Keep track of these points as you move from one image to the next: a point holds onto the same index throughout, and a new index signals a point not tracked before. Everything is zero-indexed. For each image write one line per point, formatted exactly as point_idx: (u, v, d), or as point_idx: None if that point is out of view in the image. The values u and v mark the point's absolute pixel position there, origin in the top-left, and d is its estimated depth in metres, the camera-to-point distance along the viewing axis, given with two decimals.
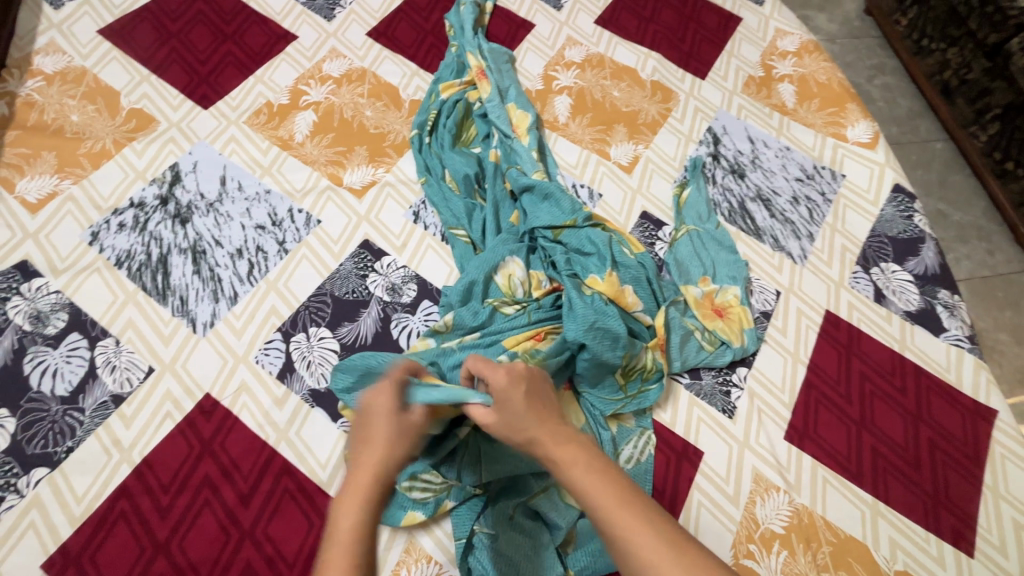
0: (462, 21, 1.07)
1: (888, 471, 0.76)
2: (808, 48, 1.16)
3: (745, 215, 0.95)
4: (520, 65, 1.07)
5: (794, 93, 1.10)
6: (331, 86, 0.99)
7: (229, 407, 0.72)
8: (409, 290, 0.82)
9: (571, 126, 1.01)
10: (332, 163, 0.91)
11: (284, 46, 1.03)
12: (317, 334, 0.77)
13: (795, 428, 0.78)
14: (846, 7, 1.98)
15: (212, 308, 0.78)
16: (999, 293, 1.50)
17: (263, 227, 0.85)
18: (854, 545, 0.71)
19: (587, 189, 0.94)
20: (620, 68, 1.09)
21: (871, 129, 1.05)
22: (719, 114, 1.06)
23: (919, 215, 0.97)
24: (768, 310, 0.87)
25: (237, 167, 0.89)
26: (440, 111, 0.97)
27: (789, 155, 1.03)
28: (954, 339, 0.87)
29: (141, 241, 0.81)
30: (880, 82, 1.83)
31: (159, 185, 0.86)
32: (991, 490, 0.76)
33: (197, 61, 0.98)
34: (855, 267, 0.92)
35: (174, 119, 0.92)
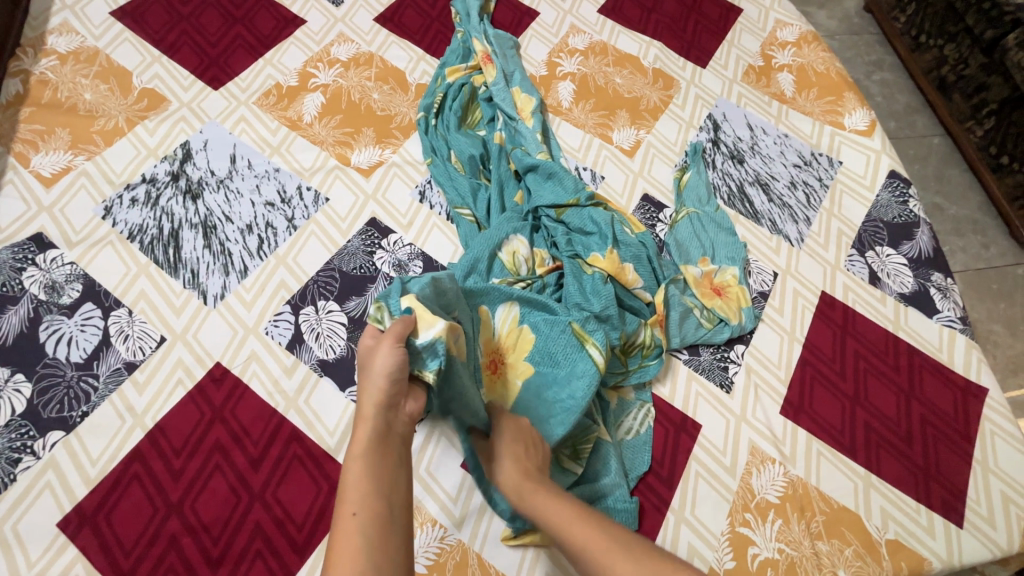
0: (468, 8, 1.09)
1: (881, 445, 0.79)
2: (807, 39, 1.18)
3: (744, 199, 0.97)
4: (525, 51, 1.08)
5: (792, 82, 1.12)
6: (339, 69, 1.01)
7: (240, 375, 0.74)
8: (415, 267, 0.84)
9: (575, 111, 1.03)
10: (340, 143, 0.93)
11: (293, 30, 1.05)
12: (325, 307, 0.79)
13: (790, 403, 0.80)
14: (846, 4, 2.00)
15: (222, 281, 0.79)
16: (994, 285, 1.52)
17: (273, 204, 0.86)
18: (847, 515, 0.73)
19: (590, 171, 0.96)
20: (622, 56, 1.10)
21: (868, 118, 1.07)
22: (719, 102, 1.08)
23: (913, 201, 0.99)
24: (765, 291, 0.88)
25: (246, 146, 0.91)
26: (446, 95, 0.99)
27: (787, 142, 1.05)
28: (947, 320, 0.89)
29: (154, 216, 0.83)
30: (879, 78, 1.85)
31: (171, 162, 0.88)
32: (980, 464, 0.78)
33: (207, 44, 1.00)
34: (850, 250, 0.94)
35: (185, 99, 0.94)
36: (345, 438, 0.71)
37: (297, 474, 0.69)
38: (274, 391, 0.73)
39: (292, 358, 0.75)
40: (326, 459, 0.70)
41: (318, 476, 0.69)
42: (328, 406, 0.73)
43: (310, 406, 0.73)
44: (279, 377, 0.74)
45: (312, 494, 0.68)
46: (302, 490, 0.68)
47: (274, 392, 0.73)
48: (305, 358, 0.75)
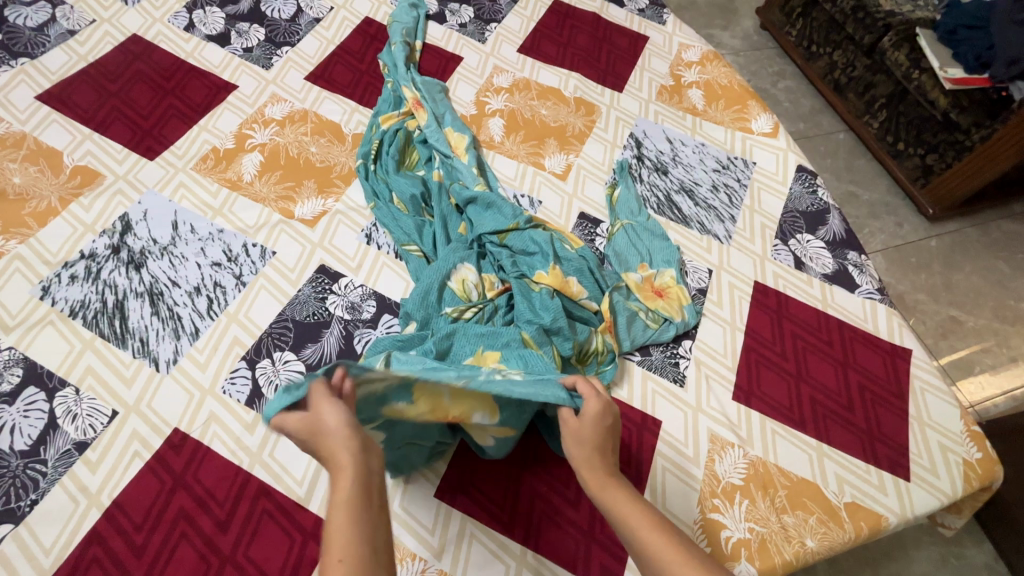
0: (395, 59, 1.15)
1: (828, 415, 0.84)
2: (708, 58, 1.30)
3: (673, 206, 1.04)
4: (453, 94, 1.15)
5: (701, 97, 1.23)
6: (275, 128, 1.04)
7: (200, 438, 0.72)
8: (368, 307, 0.85)
9: (507, 143, 1.09)
10: (283, 198, 0.95)
11: (225, 96, 1.08)
12: (282, 358, 0.80)
13: (741, 388, 0.85)
14: (744, 25, 2.20)
15: (174, 345, 0.79)
16: (912, 259, 1.66)
17: (219, 264, 0.87)
18: (807, 487, 0.77)
19: (528, 197, 1.02)
20: (545, 89, 1.19)
21: (771, 121, 1.18)
22: (638, 121, 1.17)
23: (822, 190, 1.09)
24: (703, 287, 0.95)
25: (188, 211, 0.92)
26: (382, 141, 1.03)
27: (705, 150, 1.14)
28: (867, 293, 0.97)
29: (95, 290, 0.82)
30: (783, 86, 2.03)
31: (110, 236, 0.87)
32: (917, 420, 0.85)
33: (139, 117, 1.02)
34: (774, 240, 1.02)
35: (120, 172, 0.95)
36: (314, 485, 0.71)
37: (268, 529, 0.67)
38: (237, 449, 0.72)
39: (253, 414, 0.75)
40: (296, 510, 0.69)
41: (290, 528, 0.68)
42: (294, 457, 0.73)
43: (276, 459, 0.72)
44: (240, 434, 0.73)
45: (286, 548, 0.66)
46: (274, 545, 0.66)
47: (237, 450, 0.72)
48: None
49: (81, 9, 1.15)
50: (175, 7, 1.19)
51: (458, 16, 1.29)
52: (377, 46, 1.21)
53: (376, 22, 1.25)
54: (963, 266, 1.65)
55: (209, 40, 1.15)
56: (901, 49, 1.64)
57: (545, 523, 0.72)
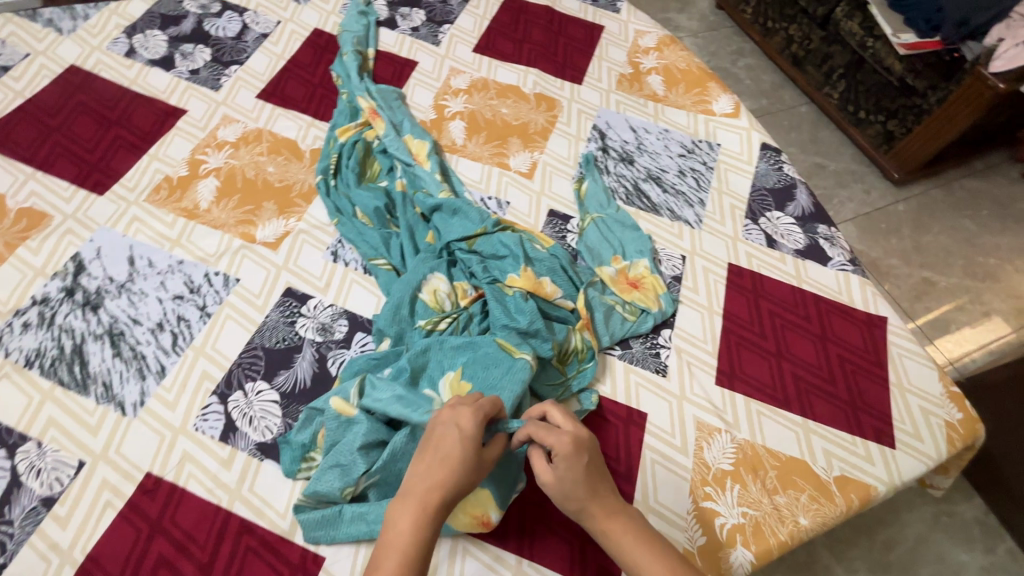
0: (347, 70, 1.12)
1: (811, 390, 0.84)
2: (665, 42, 1.30)
3: (641, 195, 1.04)
4: (411, 100, 1.13)
5: (661, 82, 1.23)
6: (229, 150, 1.01)
7: (174, 480, 0.70)
8: (340, 327, 0.83)
9: (469, 146, 1.07)
10: (243, 223, 0.92)
11: (174, 121, 1.04)
12: (254, 388, 0.77)
13: (724, 372, 0.85)
14: (700, 6, 2.21)
15: (139, 386, 0.76)
16: (883, 225, 1.68)
17: (181, 296, 0.84)
18: (796, 465, 0.77)
19: (495, 200, 1.00)
20: (504, 87, 1.17)
21: (732, 101, 1.18)
22: (600, 112, 1.16)
23: (787, 165, 1.10)
24: (678, 275, 0.94)
25: (144, 244, 0.89)
26: (341, 154, 1.00)
27: (669, 136, 1.13)
28: (840, 265, 0.98)
29: (51, 336, 0.78)
30: (744, 64, 2.04)
31: (62, 278, 0.84)
32: (897, 386, 0.85)
33: (84, 151, 0.98)
34: (745, 220, 1.02)
35: (69, 211, 0.91)
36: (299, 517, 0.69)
37: (254, 567, 0.65)
38: (215, 487, 0.70)
39: (228, 449, 0.72)
40: (282, 544, 0.67)
41: (276, 563, 0.66)
42: (275, 489, 0.71)
43: (256, 494, 0.70)
44: (217, 471, 0.71)
45: None
46: None
47: (214, 488, 0.70)
48: (242, 445, 0.73)
49: (13, 43, 1.10)
50: (113, 33, 1.15)
51: (409, 20, 1.27)
52: (329, 57, 1.19)
53: (326, 33, 1.22)
54: (932, 227, 1.68)
55: (152, 65, 1.11)
56: (854, 18, 1.67)
57: (540, 528, 0.71)
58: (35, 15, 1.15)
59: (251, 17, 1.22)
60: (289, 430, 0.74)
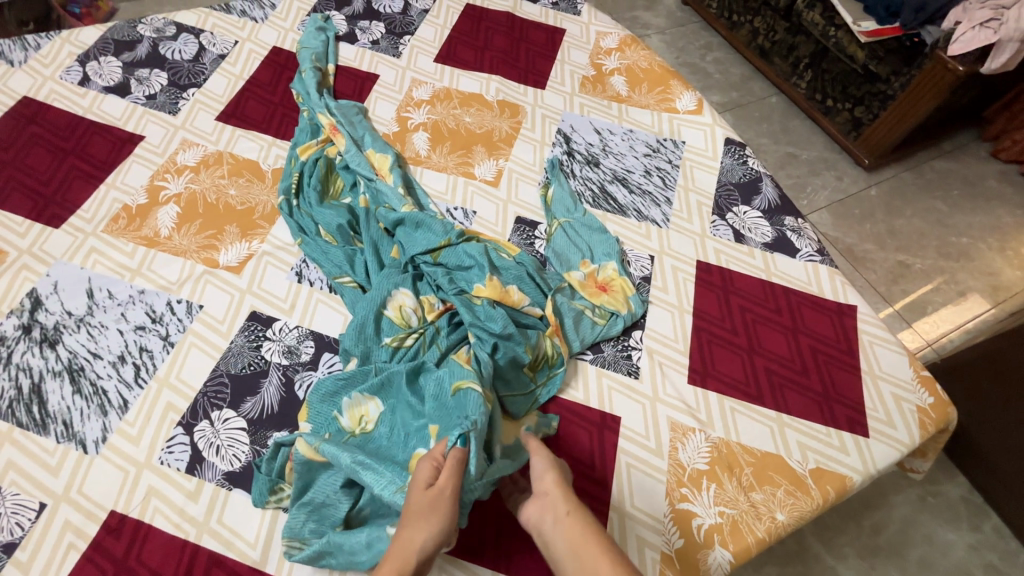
0: (307, 87, 1.11)
1: (783, 384, 0.84)
2: (627, 42, 1.30)
3: (608, 197, 1.04)
4: (373, 113, 1.12)
5: (624, 83, 1.23)
6: (189, 175, 1.00)
7: (140, 516, 0.68)
8: (306, 348, 0.82)
9: (434, 157, 1.06)
10: (205, 248, 0.91)
11: (131, 148, 1.03)
12: (220, 417, 0.76)
13: (696, 370, 0.85)
14: (666, 3, 2.23)
15: (101, 422, 0.74)
16: (856, 211, 1.69)
17: (143, 327, 0.83)
18: (772, 460, 0.77)
19: (461, 210, 1.00)
20: (466, 96, 1.16)
21: (695, 98, 1.19)
22: (565, 116, 1.16)
23: (751, 159, 1.10)
24: (647, 275, 0.94)
25: (103, 276, 0.87)
26: (303, 173, 0.99)
27: (633, 136, 1.13)
28: (808, 256, 0.98)
29: (8, 376, 0.77)
30: (712, 58, 2.06)
31: (19, 315, 0.82)
32: (869, 374, 0.86)
33: (39, 184, 0.96)
34: (712, 216, 1.02)
35: (24, 246, 0.89)
36: (269, 546, 0.67)
37: None
38: (182, 521, 0.68)
39: (195, 481, 0.71)
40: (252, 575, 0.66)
41: None
42: (244, 519, 0.69)
43: (224, 525, 0.68)
44: (183, 504, 0.69)
45: None
46: None
47: (181, 522, 0.68)
48: (209, 476, 0.71)
49: None
50: (67, 62, 1.13)
51: (368, 33, 1.26)
52: (289, 74, 1.18)
53: (285, 51, 1.21)
54: (904, 211, 1.70)
55: (107, 92, 1.10)
56: (815, 9, 1.69)
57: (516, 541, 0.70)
58: None
59: (208, 38, 1.20)
60: (257, 458, 0.73)
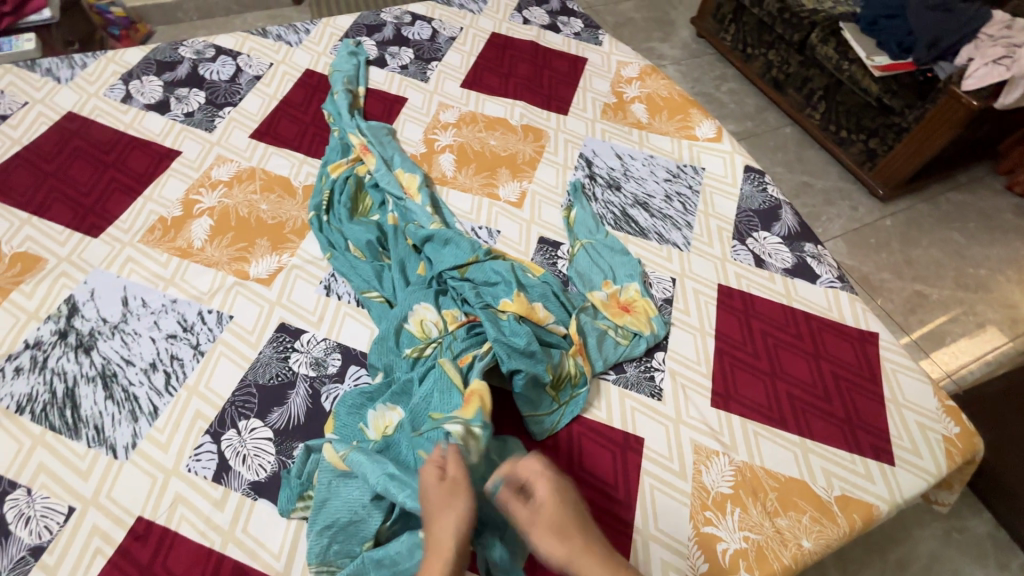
0: (338, 108, 1.15)
1: (807, 409, 0.84)
2: (647, 72, 1.34)
3: (629, 220, 1.05)
4: (401, 135, 1.16)
5: (645, 110, 1.26)
6: (223, 190, 1.03)
7: (166, 523, 0.69)
8: (333, 361, 0.83)
9: (459, 178, 1.09)
10: (236, 260, 0.93)
11: (169, 163, 1.06)
12: (247, 426, 0.76)
13: (718, 393, 0.85)
14: (682, 36, 2.30)
15: (131, 428, 0.75)
16: (871, 240, 1.70)
17: (175, 336, 0.84)
18: (796, 485, 0.77)
19: (485, 229, 1.02)
20: (492, 120, 1.20)
21: (714, 126, 1.21)
22: (587, 141, 1.19)
23: (771, 187, 1.12)
24: (668, 297, 0.95)
25: (138, 284, 0.89)
26: (333, 190, 1.02)
27: (654, 162, 1.16)
28: (828, 282, 0.99)
29: (43, 380, 0.78)
30: (727, 88, 2.10)
31: (56, 320, 0.84)
32: (893, 402, 0.85)
33: (80, 195, 0.99)
34: (732, 241, 1.04)
35: (63, 254, 0.92)
36: (293, 557, 0.67)
37: None
38: (207, 529, 0.68)
39: (221, 489, 0.71)
40: None
41: None
42: (269, 529, 0.69)
43: (249, 534, 0.69)
44: (210, 513, 0.70)
45: None
46: None
47: (207, 531, 0.68)
48: (235, 485, 0.72)
49: (12, 93, 1.13)
50: (111, 80, 1.18)
51: (398, 58, 1.31)
52: (321, 96, 1.22)
53: (318, 73, 1.26)
54: (920, 241, 1.70)
55: (148, 109, 1.14)
56: (829, 43, 1.73)
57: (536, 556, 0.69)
58: (35, 65, 1.18)
59: (245, 60, 1.25)
60: (283, 468, 0.73)
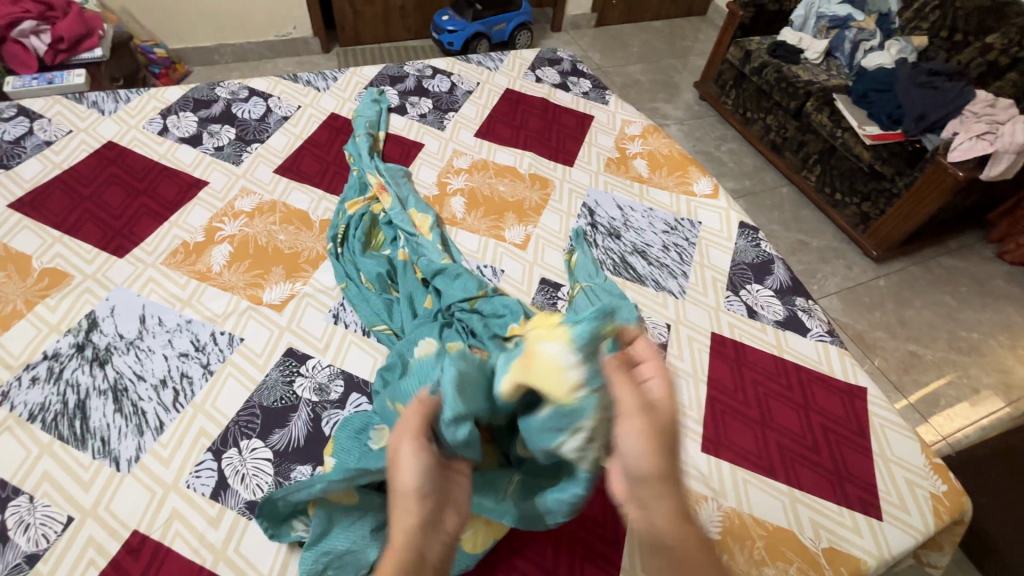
0: (359, 149, 1.23)
1: (796, 459, 0.86)
2: (649, 131, 1.43)
3: (628, 266, 1.10)
4: (416, 177, 1.23)
5: (646, 166, 1.34)
6: (244, 219, 1.09)
7: (160, 538, 0.70)
8: (336, 387, 0.86)
9: (468, 219, 1.15)
10: (251, 285, 0.98)
11: (196, 192, 1.13)
12: (248, 446, 0.79)
13: (709, 439, 0.87)
14: (685, 98, 2.44)
15: (136, 442, 0.77)
16: (865, 298, 1.74)
17: (186, 354, 0.88)
18: (784, 535, 0.77)
19: (490, 268, 1.07)
20: (501, 168, 1.28)
21: (711, 183, 1.29)
22: (590, 192, 1.25)
23: (764, 242, 1.17)
24: (664, 341, 0.99)
25: (156, 304, 0.94)
26: (349, 225, 1.08)
27: (653, 214, 1.22)
28: (818, 336, 1.03)
29: (57, 391, 0.81)
30: (727, 148, 2.21)
31: (75, 334, 0.88)
32: (882, 457, 0.87)
33: (110, 217, 1.06)
34: (726, 292, 1.08)
35: (89, 271, 0.97)
36: None
37: None
38: (200, 547, 0.69)
39: (217, 507, 0.73)
40: None
41: None
42: (260, 549, 0.70)
43: (241, 554, 0.69)
44: (203, 530, 0.71)
45: None
46: None
47: (199, 548, 0.69)
48: (232, 503, 0.73)
49: (58, 121, 1.22)
50: (150, 114, 1.27)
51: (417, 107, 1.40)
52: (343, 137, 1.30)
53: (342, 117, 1.35)
54: (914, 302, 1.74)
55: (181, 142, 1.23)
56: (823, 112, 1.84)
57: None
58: (82, 97, 1.27)
59: (275, 102, 1.35)
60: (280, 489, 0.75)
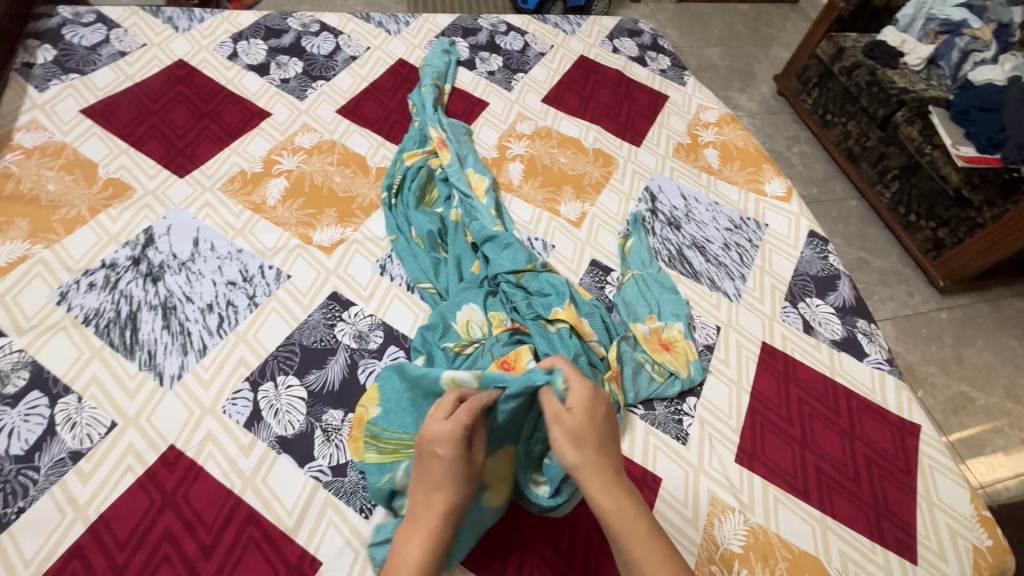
0: (423, 100, 1.19)
1: (832, 487, 0.82)
2: (725, 120, 1.35)
3: (684, 260, 1.05)
4: (476, 137, 1.19)
5: (717, 157, 1.26)
6: (303, 156, 1.08)
7: (194, 457, 0.72)
8: (375, 337, 0.86)
9: (524, 187, 1.12)
10: (302, 224, 0.98)
11: (259, 122, 1.12)
12: (284, 382, 0.79)
13: (745, 451, 0.83)
14: (761, 91, 2.30)
15: (180, 360, 0.79)
16: (923, 330, 1.64)
17: (234, 283, 0.89)
18: (809, 560, 0.74)
19: (541, 241, 1.04)
20: (565, 139, 1.22)
21: (785, 185, 1.21)
22: (654, 176, 1.19)
23: (833, 256, 1.10)
24: (710, 344, 0.94)
25: (210, 229, 0.94)
26: (405, 176, 1.06)
27: (718, 209, 1.16)
28: (875, 362, 0.97)
29: (111, 300, 0.83)
30: (798, 150, 2.09)
31: (132, 247, 0.90)
32: (926, 499, 0.82)
33: (174, 136, 1.06)
34: (784, 302, 1.02)
35: (151, 187, 0.98)
36: (304, 516, 0.69)
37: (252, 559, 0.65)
38: (230, 472, 0.71)
39: (250, 437, 0.74)
40: (283, 540, 0.67)
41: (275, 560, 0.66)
42: (286, 484, 0.71)
43: (267, 485, 0.71)
44: (235, 456, 0.72)
45: None
46: None
47: (230, 473, 0.71)
48: (263, 436, 0.75)
49: (134, 33, 1.22)
50: (222, 37, 1.26)
51: (487, 64, 1.35)
52: (408, 85, 1.27)
53: (410, 64, 1.31)
54: (975, 341, 1.64)
55: (249, 69, 1.21)
56: (915, 124, 1.69)
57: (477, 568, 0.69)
58: (158, 12, 1.27)
59: (345, 40, 1.32)
60: (311, 429, 0.76)
